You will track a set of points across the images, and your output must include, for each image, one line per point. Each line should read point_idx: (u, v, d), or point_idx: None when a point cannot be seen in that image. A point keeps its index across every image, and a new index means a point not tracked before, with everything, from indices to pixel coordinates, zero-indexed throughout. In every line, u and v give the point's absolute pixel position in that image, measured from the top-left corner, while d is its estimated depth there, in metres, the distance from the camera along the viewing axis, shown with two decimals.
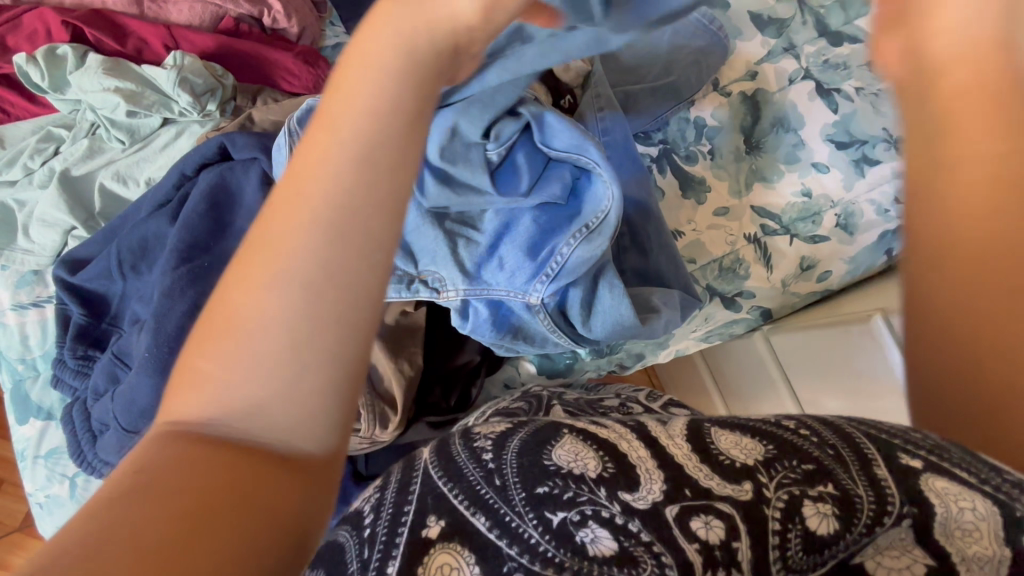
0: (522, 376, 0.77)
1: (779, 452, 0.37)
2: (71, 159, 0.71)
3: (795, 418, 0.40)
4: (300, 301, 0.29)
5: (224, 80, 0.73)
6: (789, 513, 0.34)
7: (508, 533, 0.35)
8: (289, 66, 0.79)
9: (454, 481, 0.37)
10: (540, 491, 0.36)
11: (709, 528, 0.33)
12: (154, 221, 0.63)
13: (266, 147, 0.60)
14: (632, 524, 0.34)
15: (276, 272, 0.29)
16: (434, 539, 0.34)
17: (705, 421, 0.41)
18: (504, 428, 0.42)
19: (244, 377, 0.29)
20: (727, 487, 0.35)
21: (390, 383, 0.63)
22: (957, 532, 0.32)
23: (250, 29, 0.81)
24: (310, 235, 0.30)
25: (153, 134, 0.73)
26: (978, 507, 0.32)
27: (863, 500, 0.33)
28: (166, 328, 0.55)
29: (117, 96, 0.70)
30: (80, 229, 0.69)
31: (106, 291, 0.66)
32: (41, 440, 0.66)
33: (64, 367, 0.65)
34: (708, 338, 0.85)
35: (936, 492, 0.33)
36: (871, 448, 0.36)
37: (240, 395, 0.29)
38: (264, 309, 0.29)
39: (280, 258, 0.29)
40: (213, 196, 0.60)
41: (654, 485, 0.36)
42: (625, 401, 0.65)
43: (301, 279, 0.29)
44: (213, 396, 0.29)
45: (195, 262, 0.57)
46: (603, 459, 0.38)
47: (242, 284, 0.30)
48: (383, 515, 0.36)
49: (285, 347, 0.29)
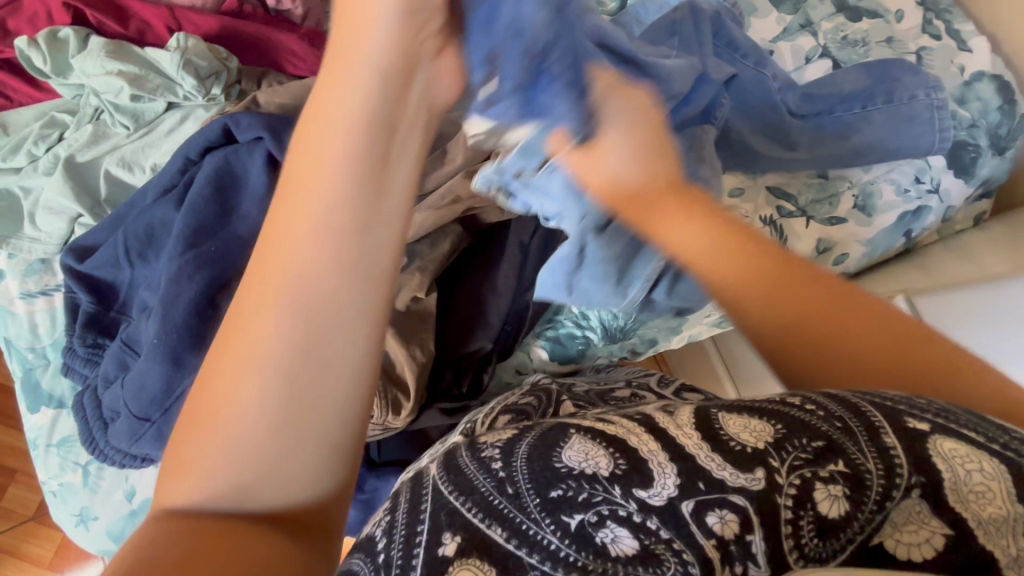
0: (534, 363, 0.76)
1: (788, 431, 0.35)
2: (76, 145, 0.70)
3: (802, 394, 0.38)
4: (288, 367, 0.31)
5: (229, 64, 0.72)
6: (801, 500, 0.33)
7: (526, 542, 0.35)
8: (294, 49, 0.78)
9: (466, 494, 0.37)
10: (554, 495, 0.35)
11: (723, 522, 0.33)
12: (161, 207, 0.62)
13: (271, 126, 0.58)
14: (651, 522, 0.34)
15: (264, 355, 0.31)
16: (452, 557, 0.34)
17: (712, 407, 0.39)
18: (511, 434, 0.40)
19: (238, 457, 0.31)
20: (740, 478, 0.34)
21: (403, 369, 0.62)
22: (971, 496, 0.32)
23: (254, 11, 0.79)
24: (280, 335, 0.31)
25: (157, 119, 0.72)
26: (986, 468, 0.32)
27: (873, 476, 0.33)
28: (175, 314, 0.54)
29: (120, 80, 0.68)
30: (87, 216, 0.68)
31: (115, 279, 0.65)
32: (54, 428, 0.66)
33: (74, 356, 0.65)
34: (721, 324, 0.83)
35: (943, 456, 0.33)
36: (879, 417, 0.35)
37: (234, 467, 0.31)
38: (252, 392, 0.31)
39: (262, 354, 0.31)
40: (218, 179, 0.59)
41: (668, 480, 0.35)
42: (636, 389, 0.64)
43: (283, 372, 0.31)
44: (204, 477, 0.31)
45: (201, 247, 0.56)
46: (614, 455, 0.36)
47: (224, 379, 0.31)
48: (396, 539, 0.36)
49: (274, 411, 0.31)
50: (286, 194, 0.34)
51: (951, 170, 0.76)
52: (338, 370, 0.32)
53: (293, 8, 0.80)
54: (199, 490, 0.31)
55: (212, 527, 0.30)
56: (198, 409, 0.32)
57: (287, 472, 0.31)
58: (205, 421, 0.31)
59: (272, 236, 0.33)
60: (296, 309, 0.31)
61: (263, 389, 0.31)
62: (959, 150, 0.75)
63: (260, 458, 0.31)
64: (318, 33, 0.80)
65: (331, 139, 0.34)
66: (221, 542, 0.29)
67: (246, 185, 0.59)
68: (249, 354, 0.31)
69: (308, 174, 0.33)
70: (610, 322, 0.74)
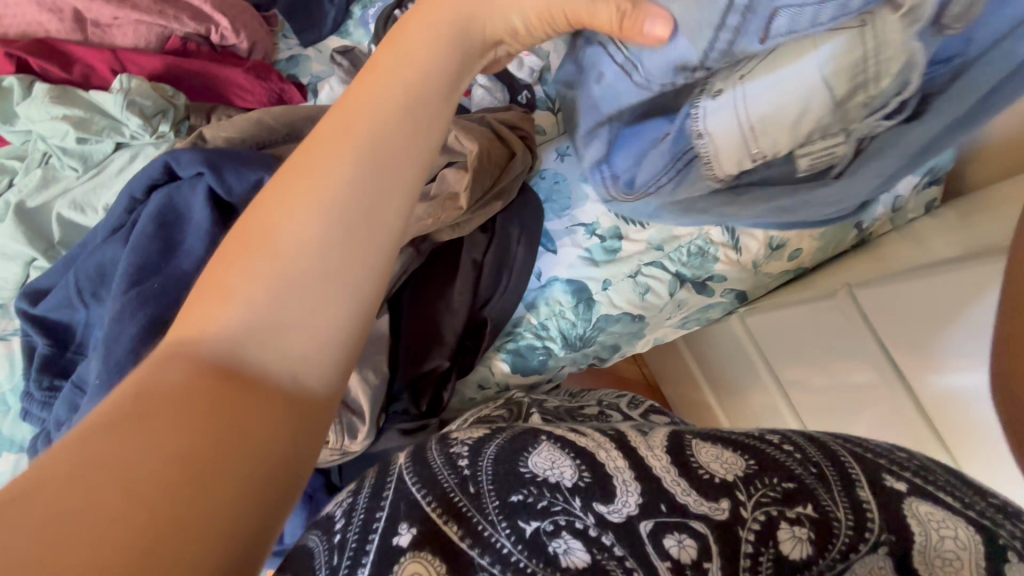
0: (496, 376, 0.77)
1: (760, 467, 0.32)
2: (26, 189, 0.71)
3: (778, 432, 0.36)
4: (333, 223, 0.33)
5: (175, 101, 0.74)
6: (764, 537, 0.30)
7: (480, 544, 0.31)
8: (242, 82, 0.80)
9: (428, 487, 0.34)
10: (514, 500, 0.32)
11: (681, 546, 0.30)
12: (109, 246, 0.63)
13: (209, 160, 0.59)
14: (606, 537, 0.31)
15: (316, 198, 0.33)
16: (405, 548, 0.30)
17: (686, 432, 0.36)
18: (482, 433, 0.37)
19: (271, 295, 0.31)
20: (703, 506, 0.31)
21: (357, 395, 0.63)
22: (937, 561, 0.28)
23: (198, 48, 0.82)
24: (318, 221, 0.32)
25: (107, 159, 0.73)
26: (960, 535, 0.29)
27: (841, 524, 0.30)
28: (116, 352, 0.54)
29: (65, 124, 0.69)
30: (41, 259, 0.69)
31: (71, 320, 0.65)
32: (15, 474, 0.65)
33: (32, 400, 0.65)
34: (684, 324, 0.85)
35: (918, 518, 0.30)
36: (857, 471, 0.32)
37: (264, 310, 0.31)
38: (300, 234, 0.32)
39: (321, 196, 0.33)
40: (161, 217, 0.60)
41: (630, 497, 0.32)
42: (605, 407, 0.64)
43: (321, 256, 0.32)
44: (238, 307, 0.31)
45: (145, 284, 0.57)
46: (579, 466, 0.33)
47: (259, 235, 0.32)
48: (354, 522, 0.33)
49: (313, 260, 0.32)
50: (337, 116, 0.35)
51: None
52: (365, 277, 0.33)
53: (238, 42, 0.84)
54: (237, 313, 0.31)
55: (222, 370, 0.29)
56: (229, 258, 0.32)
57: (306, 347, 0.31)
58: (233, 267, 0.32)
59: (318, 143, 0.34)
60: (338, 211, 0.33)
61: (303, 262, 0.32)
62: None
63: (279, 326, 0.31)
64: (264, 66, 0.83)
65: (426, 53, 0.38)
66: (233, 397, 0.29)
67: (190, 220, 0.60)
68: (286, 224, 0.32)
69: (360, 106, 0.35)
70: (569, 331, 0.75)
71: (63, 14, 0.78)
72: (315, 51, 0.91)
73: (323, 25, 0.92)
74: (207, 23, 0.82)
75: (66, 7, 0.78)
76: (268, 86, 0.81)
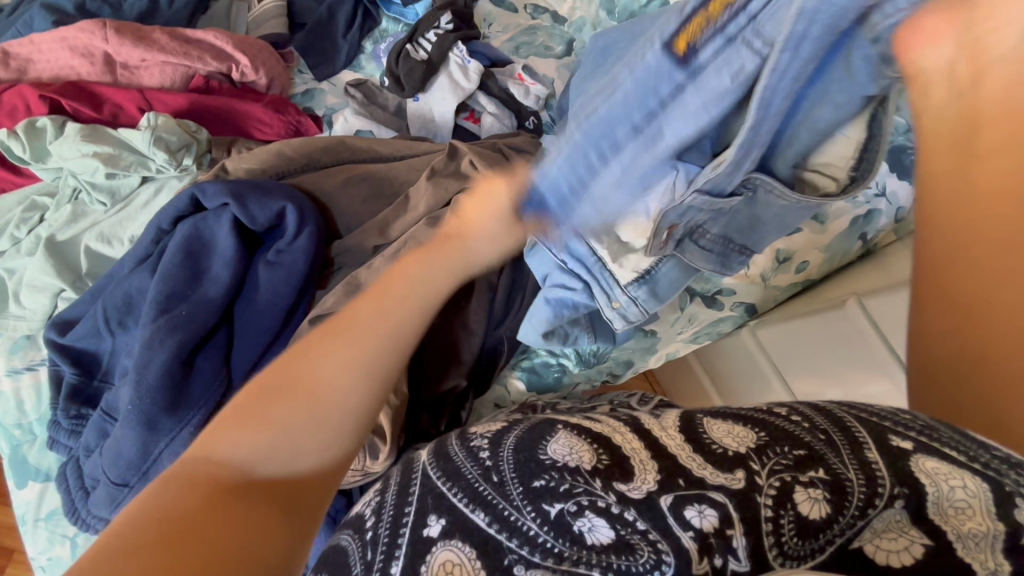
0: (512, 395, 0.76)
1: (771, 437, 0.33)
2: (55, 225, 0.74)
3: (787, 405, 0.37)
4: (353, 381, 0.40)
5: (198, 135, 0.77)
6: (781, 500, 0.30)
7: (507, 527, 0.33)
8: (260, 115, 0.84)
9: (453, 479, 0.35)
10: (537, 485, 0.33)
11: (703, 517, 0.30)
12: (136, 276, 0.65)
13: (235, 191, 0.61)
14: (629, 513, 0.31)
15: (350, 358, 0.41)
16: (435, 538, 0.33)
17: (697, 412, 0.38)
18: (501, 426, 0.39)
19: (287, 430, 0.38)
20: (719, 476, 0.31)
21: (378, 415, 0.64)
22: (950, 511, 0.29)
23: (220, 85, 0.86)
24: (345, 376, 0.40)
25: (133, 193, 0.76)
26: (969, 484, 0.30)
27: (854, 484, 0.30)
28: (148, 378, 0.56)
29: (95, 160, 0.73)
30: (69, 290, 0.71)
31: (96, 349, 0.67)
32: (41, 503, 0.66)
33: (59, 428, 0.66)
34: (696, 339, 0.84)
35: (926, 472, 0.30)
36: (864, 433, 0.33)
37: (266, 441, 0.37)
38: (326, 384, 0.40)
39: (358, 355, 0.41)
40: (187, 246, 0.62)
41: (648, 475, 0.32)
42: (615, 407, 0.64)
43: (342, 396, 0.40)
44: (252, 438, 0.37)
45: (173, 312, 0.59)
46: (596, 450, 0.34)
47: (303, 378, 0.39)
48: (384, 518, 0.35)
49: (334, 406, 0.39)
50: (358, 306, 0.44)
51: (894, 173, 0.79)
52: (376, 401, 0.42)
53: (257, 78, 0.88)
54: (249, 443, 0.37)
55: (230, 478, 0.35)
56: (251, 398, 0.39)
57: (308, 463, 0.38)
58: (259, 414, 0.38)
59: (358, 316, 0.43)
60: (364, 361, 0.41)
61: (331, 403, 0.39)
62: (899, 155, 0.79)
63: (289, 447, 0.38)
64: (281, 99, 0.87)
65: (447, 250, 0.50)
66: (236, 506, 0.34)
67: (215, 248, 0.62)
68: (322, 370, 0.40)
69: (389, 298, 0.45)
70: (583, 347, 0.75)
71: (94, 57, 0.82)
72: (330, 84, 0.96)
73: (337, 59, 0.96)
74: (228, 61, 0.87)
75: (96, 51, 0.82)
76: (285, 118, 0.85)
